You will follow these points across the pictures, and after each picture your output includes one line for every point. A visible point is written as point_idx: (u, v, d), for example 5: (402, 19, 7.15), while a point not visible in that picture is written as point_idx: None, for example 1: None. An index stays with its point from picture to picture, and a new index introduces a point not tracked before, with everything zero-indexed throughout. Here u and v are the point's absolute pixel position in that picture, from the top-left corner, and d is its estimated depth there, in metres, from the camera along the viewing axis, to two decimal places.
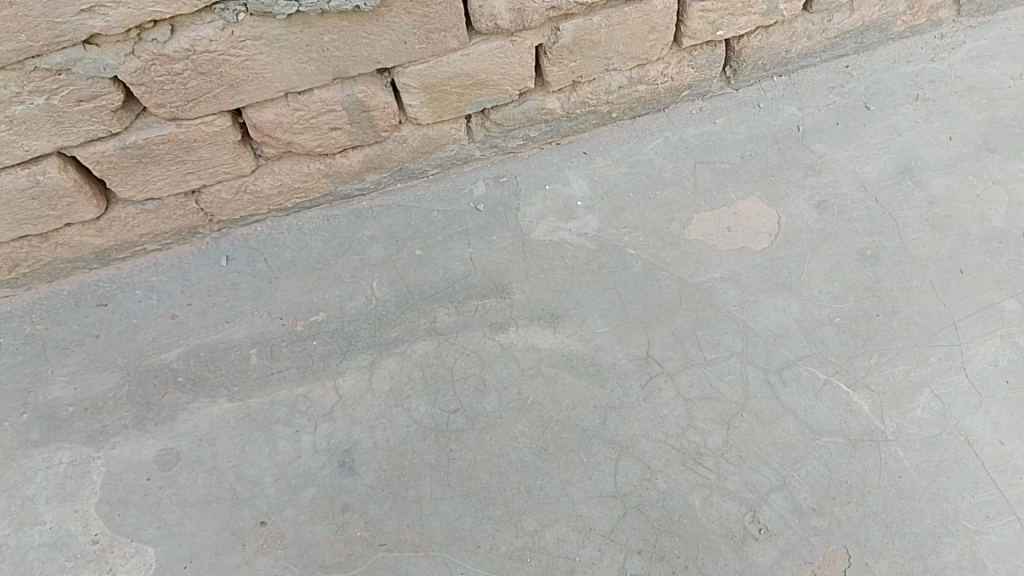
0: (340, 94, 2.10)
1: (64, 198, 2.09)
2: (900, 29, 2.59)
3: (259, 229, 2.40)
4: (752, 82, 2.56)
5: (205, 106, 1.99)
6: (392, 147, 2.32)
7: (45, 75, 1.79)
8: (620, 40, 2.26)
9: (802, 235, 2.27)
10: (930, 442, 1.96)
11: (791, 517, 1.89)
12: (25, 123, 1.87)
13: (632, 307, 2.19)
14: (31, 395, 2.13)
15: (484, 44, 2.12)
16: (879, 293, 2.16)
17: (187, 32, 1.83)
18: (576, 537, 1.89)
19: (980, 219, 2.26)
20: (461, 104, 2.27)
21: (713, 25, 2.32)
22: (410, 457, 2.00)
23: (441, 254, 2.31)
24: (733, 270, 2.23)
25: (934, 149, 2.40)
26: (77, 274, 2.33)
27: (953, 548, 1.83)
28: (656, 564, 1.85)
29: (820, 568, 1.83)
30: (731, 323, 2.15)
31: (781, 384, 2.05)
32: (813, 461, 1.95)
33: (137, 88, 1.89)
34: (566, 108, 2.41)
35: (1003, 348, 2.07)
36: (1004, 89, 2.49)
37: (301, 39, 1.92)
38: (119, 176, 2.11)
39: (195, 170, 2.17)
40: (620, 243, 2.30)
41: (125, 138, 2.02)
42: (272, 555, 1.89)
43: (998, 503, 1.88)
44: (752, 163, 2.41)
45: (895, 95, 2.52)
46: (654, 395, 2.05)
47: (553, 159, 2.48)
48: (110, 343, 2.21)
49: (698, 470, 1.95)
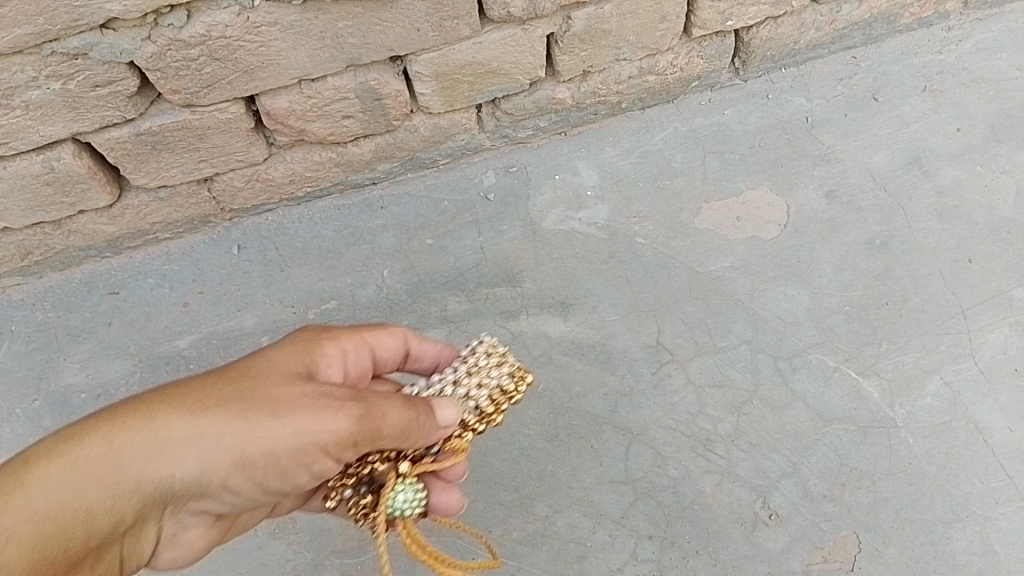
0: (353, 82, 2.11)
1: (77, 184, 2.10)
2: (908, 21, 2.58)
3: (270, 218, 2.40)
4: (761, 73, 2.56)
5: (219, 92, 2.00)
6: (404, 136, 2.33)
7: (62, 60, 1.80)
8: (631, 29, 2.26)
9: (811, 225, 2.28)
10: (941, 428, 1.97)
11: (802, 503, 1.90)
12: (41, 108, 1.88)
13: (642, 295, 2.19)
14: (43, 382, 2.15)
15: (496, 32, 2.12)
16: (888, 282, 2.17)
17: (203, 17, 1.83)
18: (587, 523, 1.90)
19: (988, 209, 2.27)
20: (473, 92, 2.27)
21: (723, 15, 2.32)
22: None
23: (451, 243, 2.32)
24: (742, 259, 2.24)
25: (943, 140, 2.40)
26: (89, 262, 2.34)
27: (964, 533, 1.85)
28: (667, 549, 1.87)
29: (831, 553, 1.85)
30: (741, 312, 2.15)
31: (791, 371, 2.06)
32: (824, 447, 1.96)
33: (152, 74, 1.90)
34: (576, 98, 2.41)
35: (1012, 336, 2.08)
36: (1012, 81, 2.49)
37: (315, 25, 1.92)
38: (133, 162, 2.12)
39: (207, 157, 2.18)
40: (630, 232, 2.31)
41: (140, 125, 2.03)
42: (284, 540, 1.91)
43: (1008, 489, 1.89)
44: (762, 153, 2.42)
45: (903, 86, 2.52)
46: (665, 382, 2.06)
47: (563, 149, 2.49)
48: (122, 331, 2.22)
49: (709, 456, 1.96)
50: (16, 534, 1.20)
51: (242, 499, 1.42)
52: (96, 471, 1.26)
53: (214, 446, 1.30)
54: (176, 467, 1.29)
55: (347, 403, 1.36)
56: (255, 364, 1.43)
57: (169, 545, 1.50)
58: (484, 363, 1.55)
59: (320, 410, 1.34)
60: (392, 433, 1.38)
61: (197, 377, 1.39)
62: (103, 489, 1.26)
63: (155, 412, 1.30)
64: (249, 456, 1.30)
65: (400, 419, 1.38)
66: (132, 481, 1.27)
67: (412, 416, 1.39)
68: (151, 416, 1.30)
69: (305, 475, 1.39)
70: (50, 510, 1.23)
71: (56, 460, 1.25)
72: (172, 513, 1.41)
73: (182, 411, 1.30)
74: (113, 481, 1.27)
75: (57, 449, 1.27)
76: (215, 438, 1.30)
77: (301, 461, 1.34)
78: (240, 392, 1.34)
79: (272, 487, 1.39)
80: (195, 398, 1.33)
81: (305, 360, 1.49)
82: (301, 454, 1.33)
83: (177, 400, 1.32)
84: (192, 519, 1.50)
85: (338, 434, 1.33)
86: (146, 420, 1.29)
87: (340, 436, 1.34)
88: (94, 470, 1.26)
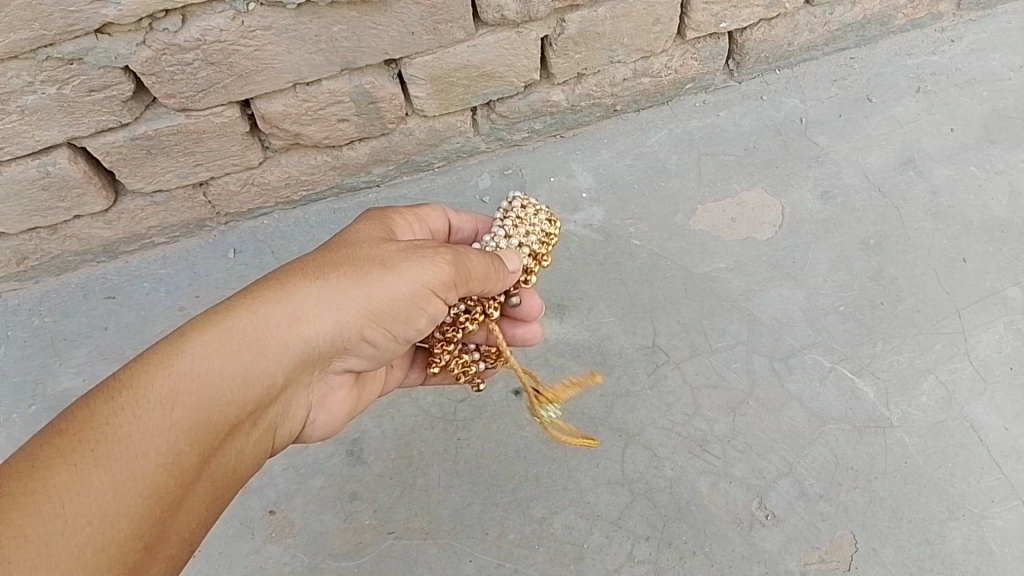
0: (348, 85, 2.11)
1: (73, 189, 2.11)
2: (901, 22, 2.59)
3: (266, 222, 2.41)
4: (755, 75, 2.57)
5: (215, 96, 2.01)
6: (399, 139, 2.34)
7: (57, 64, 1.81)
8: (625, 31, 2.27)
9: (806, 225, 2.29)
10: (936, 427, 1.97)
11: (798, 503, 1.91)
12: (37, 113, 1.89)
13: (638, 297, 2.20)
14: (39, 386, 2.15)
15: (490, 36, 2.13)
16: (883, 282, 2.18)
17: (198, 22, 1.84)
18: (583, 524, 1.90)
19: (982, 209, 2.28)
20: (467, 96, 2.28)
21: (717, 17, 2.33)
22: (418, 447, 2.01)
23: None
24: (738, 260, 2.24)
25: (936, 140, 2.41)
26: (85, 267, 2.35)
27: (960, 532, 1.85)
28: (664, 551, 1.87)
29: (827, 553, 1.85)
30: (737, 313, 2.16)
31: (786, 371, 2.06)
32: (819, 447, 1.96)
33: (147, 78, 1.91)
34: (570, 100, 2.42)
35: (1007, 335, 2.09)
36: (1005, 81, 2.50)
37: (310, 29, 1.93)
38: (129, 167, 2.12)
39: (203, 161, 2.18)
40: (625, 234, 2.31)
41: (135, 129, 2.03)
42: (281, 543, 1.91)
43: (1004, 488, 1.90)
44: (756, 155, 2.43)
45: (896, 87, 2.53)
46: (660, 383, 2.07)
47: (558, 151, 2.49)
48: (117, 335, 2.22)
49: (705, 457, 1.97)
50: (180, 402, 1.19)
51: (371, 354, 1.51)
52: (241, 337, 1.28)
53: (343, 300, 1.37)
54: (313, 327, 1.36)
55: (441, 249, 1.46)
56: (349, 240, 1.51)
57: (307, 418, 1.57)
58: (526, 212, 1.68)
59: (425, 254, 1.44)
60: (483, 274, 1.49)
61: (302, 257, 1.44)
62: (251, 353, 1.29)
63: (282, 282, 1.35)
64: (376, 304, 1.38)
65: (485, 261, 1.50)
66: (270, 343, 1.31)
67: (496, 259, 1.54)
68: (279, 288, 1.35)
69: (425, 319, 1.48)
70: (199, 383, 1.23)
71: (198, 336, 1.26)
72: (309, 379, 1.47)
73: (305, 278, 1.37)
74: (258, 346, 1.30)
75: (195, 330, 1.27)
76: (342, 295, 1.38)
77: (420, 307, 1.45)
78: (349, 256, 1.43)
79: (397, 338, 1.49)
80: (308, 269, 1.39)
81: (382, 229, 1.59)
82: (418, 299, 1.43)
83: (294, 273, 1.38)
84: (320, 390, 1.56)
85: (445, 275, 1.43)
86: (275, 292, 1.34)
87: (447, 276, 1.45)
88: (238, 337, 1.29)
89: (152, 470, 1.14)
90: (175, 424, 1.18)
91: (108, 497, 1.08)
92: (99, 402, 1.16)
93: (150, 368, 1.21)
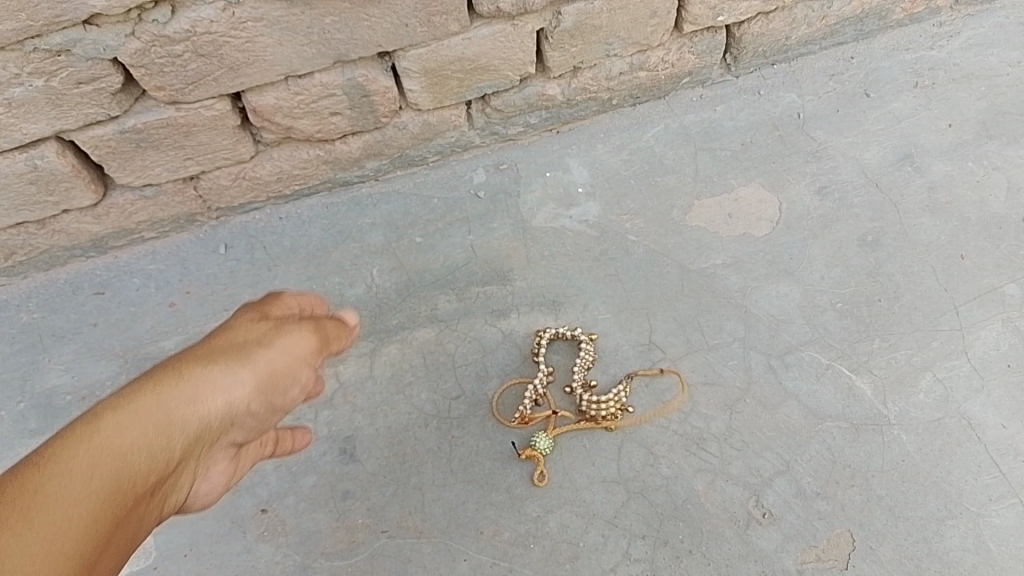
0: (340, 78, 2.08)
1: (62, 183, 2.07)
2: (899, 17, 2.56)
3: (258, 217, 2.38)
4: (752, 69, 2.55)
5: (205, 89, 1.98)
6: (392, 133, 2.31)
7: (45, 56, 1.77)
8: (622, 25, 2.24)
9: (803, 221, 2.27)
10: (933, 425, 1.96)
11: (795, 501, 1.89)
12: (24, 106, 1.85)
13: (634, 293, 2.18)
14: (28, 384, 2.12)
15: (485, 28, 2.10)
16: (881, 279, 2.16)
17: (188, 13, 1.80)
18: (579, 523, 1.88)
19: (980, 205, 2.26)
20: (462, 89, 2.25)
21: (714, 10, 2.30)
22: (412, 445, 1.99)
23: (441, 241, 2.30)
24: (735, 256, 2.22)
25: (934, 135, 2.40)
26: (74, 262, 2.31)
27: (957, 530, 1.84)
28: (660, 549, 1.85)
29: (824, 552, 1.83)
30: (733, 309, 2.14)
31: (783, 369, 2.05)
32: (816, 445, 1.95)
33: (136, 70, 1.87)
34: (566, 94, 2.39)
35: (1004, 332, 2.07)
36: (1003, 77, 2.48)
37: (302, 20, 1.90)
38: (118, 161, 2.09)
39: (194, 155, 2.15)
40: (621, 230, 2.29)
41: (124, 122, 2.00)
42: (273, 542, 1.89)
43: (1001, 486, 1.88)
44: (753, 150, 2.41)
45: (894, 83, 2.51)
46: (656, 381, 2.05)
47: (553, 146, 2.47)
48: (107, 332, 2.19)
49: (702, 455, 1.95)
50: (106, 463, 1.25)
51: (250, 432, 1.66)
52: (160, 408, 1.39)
53: (233, 375, 1.56)
54: (214, 399, 1.50)
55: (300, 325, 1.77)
56: (216, 338, 1.69)
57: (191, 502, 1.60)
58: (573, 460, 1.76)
59: (292, 330, 1.74)
60: (329, 342, 1.82)
61: (170, 359, 1.57)
62: (169, 422, 1.39)
63: (178, 368, 1.49)
64: (266, 376, 1.59)
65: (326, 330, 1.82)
66: (184, 417, 1.43)
67: (337, 324, 1.89)
68: (172, 377, 1.47)
69: (297, 387, 1.73)
70: (127, 451, 1.30)
71: (110, 416, 1.33)
72: (203, 460, 1.54)
73: (195, 365, 1.54)
74: (172, 419, 1.40)
75: (107, 408, 1.35)
76: (231, 376, 1.55)
77: (295, 377, 1.70)
78: (223, 344, 1.63)
79: (271, 414, 1.68)
80: (192, 359, 1.56)
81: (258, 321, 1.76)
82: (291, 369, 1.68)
83: (180, 364, 1.53)
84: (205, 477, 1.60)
85: (313, 343, 1.77)
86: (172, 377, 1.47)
87: (312, 346, 1.77)
88: (152, 411, 1.38)
89: (82, 530, 1.16)
90: (100, 483, 1.23)
91: (55, 543, 1.11)
92: (26, 473, 1.18)
93: (73, 441, 1.26)
